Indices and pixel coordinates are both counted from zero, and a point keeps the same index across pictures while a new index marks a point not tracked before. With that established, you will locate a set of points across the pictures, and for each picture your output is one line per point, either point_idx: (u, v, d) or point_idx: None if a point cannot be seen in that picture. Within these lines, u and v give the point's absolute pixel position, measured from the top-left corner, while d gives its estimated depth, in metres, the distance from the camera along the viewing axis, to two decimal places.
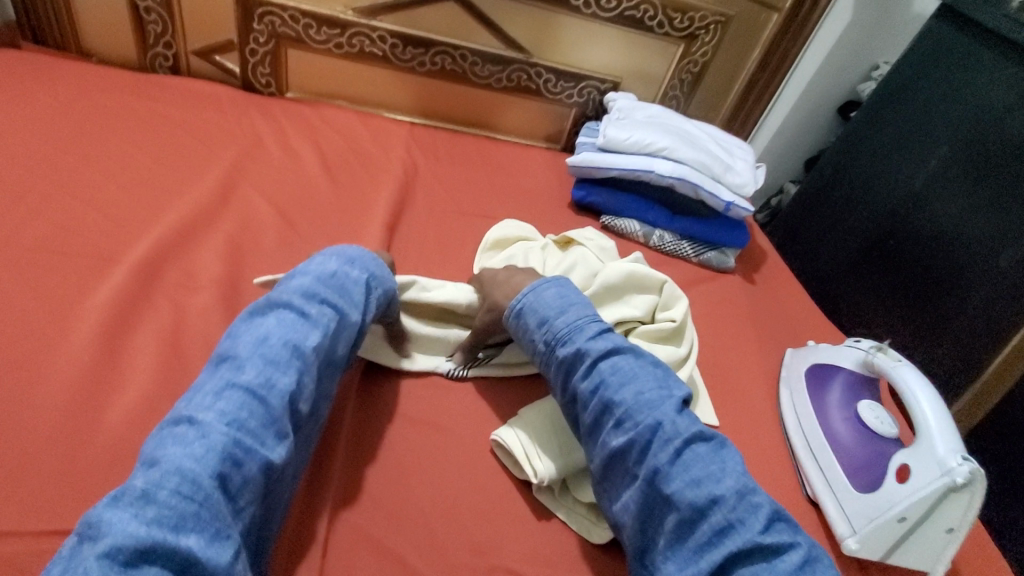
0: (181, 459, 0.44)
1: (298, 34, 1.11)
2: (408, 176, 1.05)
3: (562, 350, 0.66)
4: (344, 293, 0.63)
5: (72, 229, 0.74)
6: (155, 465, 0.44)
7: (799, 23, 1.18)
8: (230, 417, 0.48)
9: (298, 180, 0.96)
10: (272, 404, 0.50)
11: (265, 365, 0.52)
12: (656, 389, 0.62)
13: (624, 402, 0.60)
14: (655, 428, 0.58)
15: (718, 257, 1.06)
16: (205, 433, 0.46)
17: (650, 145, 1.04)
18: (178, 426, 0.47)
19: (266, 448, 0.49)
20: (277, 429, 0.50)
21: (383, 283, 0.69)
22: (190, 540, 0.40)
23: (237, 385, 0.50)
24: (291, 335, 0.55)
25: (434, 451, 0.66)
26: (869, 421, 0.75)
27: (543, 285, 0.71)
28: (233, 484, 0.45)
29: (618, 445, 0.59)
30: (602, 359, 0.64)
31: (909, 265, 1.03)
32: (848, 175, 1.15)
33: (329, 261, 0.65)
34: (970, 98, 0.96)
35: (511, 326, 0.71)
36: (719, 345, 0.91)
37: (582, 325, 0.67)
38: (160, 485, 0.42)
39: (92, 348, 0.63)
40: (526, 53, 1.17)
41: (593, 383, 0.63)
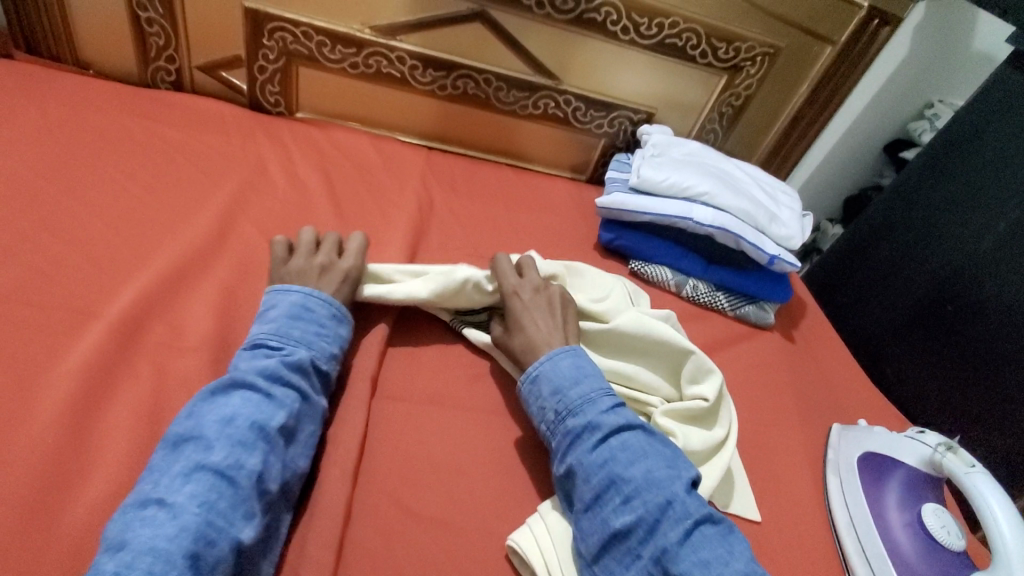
0: (154, 540, 0.43)
1: (311, 52, 1.03)
2: (422, 211, 0.97)
3: (572, 421, 0.61)
4: (306, 372, 0.60)
5: (47, 275, 0.67)
6: (123, 548, 0.43)
7: (854, 57, 1.09)
8: (200, 499, 0.46)
9: (303, 215, 0.88)
10: (243, 483, 0.49)
11: (233, 446, 0.51)
12: (666, 468, 0.58)
13: (634, 480, 0.57)
14: (664, 507, 0.55)
15: (755, 311, 0.97)
16: (176, 514, 0.45)
17: (688, 188, 0.95)
18: (145, 508, 0.46)
19: (237, 529, 0.47)
20: (248, 508, 0.48)
21: (336, 342, 0.65)
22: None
23: (206, 466, 0.48)
24: (256, 414, 0.53)
25: (441, 553, 0.57)
26: (935, 530, 0.66)
27: (561, 354, 0.66)
28: (206, 564, 0.44)
29: (621, 525, 0.54)
30: (612, 435, 0.60)
31: (957, 328, 0.95)
32: (896, 224, 1.07)
33: (288, 332, 0.62)
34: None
35: (523, 392, 0.66)
36: (759, 419, 0.82)
37: (596, 398, 0.63)
38: (130, 569, 0.42)
39: (57, 425, 0.55)
40: (556, 79, 1.09)
41: (601, 457, 0.58)
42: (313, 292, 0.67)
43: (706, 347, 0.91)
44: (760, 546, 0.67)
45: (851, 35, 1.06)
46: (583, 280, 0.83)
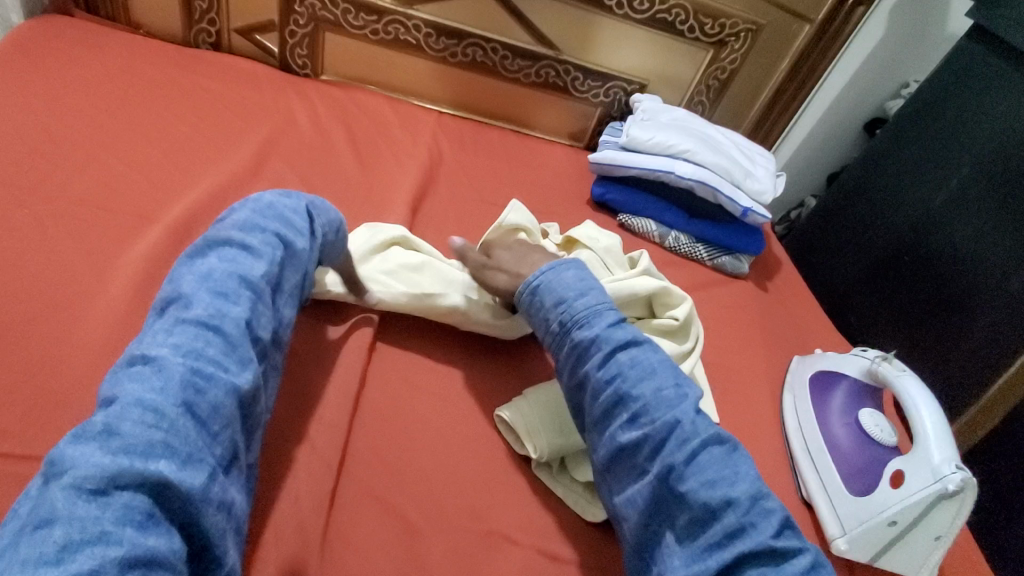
0: (142, 392, 0.40)
1: (336, 18, 1.14)
2: (432, 161, 1.08)
3: (578, 333, 0.63)
4: (285, 222, 0.59)
5: (113, 187, 0.78)
6: (113, 403, 0.40)
7: (830, 35, 1.19)
8: (186, 349, 0.44)
9: (327, 158, 0.99)
10: (230, 332, 0.48)
11: (214, 297, 0.49)
12: (674, 387, 0.60)
13: (642, 397, 0.59)
14: (672, 426, 0.56)
15: (731, 261, 1.07)
16: (162, 367, 0.42)
17: (672, 146, 1.06)
18: (132, 364, 0.43)
19: (232, 375, 0.46)
20: (241, 355, 0.48)
21: (331, 211, 0.67)
22: (161, 466, 0.37)
23: (188, 318, 0.46)
24: (235, 266, 0.52)
25: (441, 419, 0.68)
26: (870, 428, 0.75)
27: (564, 266, 0.69)
28: (202, 410, 0.42)
29: (629, 440, 0.57)
30: (619, 350, 0.62)
31: (917, 279, 1.05)
32: (867, 186, 1.15)
33: (266, 192, 0.62)
34: (985, 121, 0.98)
35: (523, 302, 0.69)
36: (727, 347, 0.92)
37: (601, 311, 0.64)
38: (120, 419, 0.38)
39: (126, 298, 0.66)
40: (556, 50, 1.19)
41: (609, 373, 0.61)
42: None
43: (684, 288, 1.01)
44: None
45: (827, 14, 1.16)
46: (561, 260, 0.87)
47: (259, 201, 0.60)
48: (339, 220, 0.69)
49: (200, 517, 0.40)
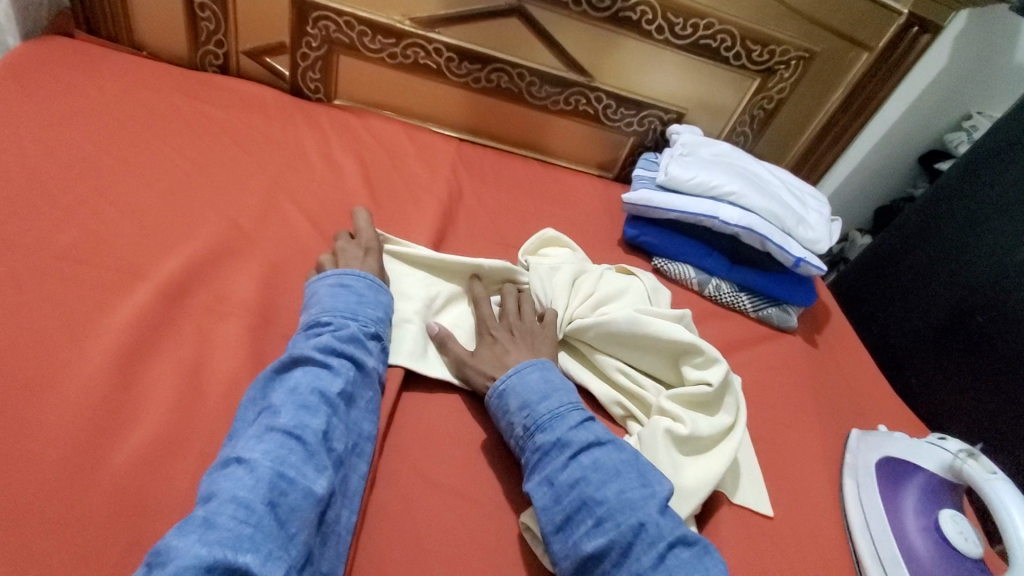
0: (235, 489, 0.47)
1: (352, 41, 1.06)
2: (451, 197, 0.99)
3: (541, 436, 0.61)
4: (359, 342, 0.64)
5: (101, 237, 0.71)
6: (211, 499, 0.47)
7: (892, 63, 1.08)
8: (273, 455, 0.51)
9: (338, 196, 0.91)
10: (310, 442, 0.53)
11: (298, 409, 0.55)
12: (640, 487, 0.57)
13: (606, 501, 0.56)
14: (637, 529, 0.54)
15: (779, 314, 0.97)
16: (252, 468, 0.49)
17: (715, 188, 0.96)
18: (227, 466, 0.50)
19: (309, 479, 0.51)
20: (319, 462, 0.52)
21: (387, 313, 0.70)
22: (247, 559, 0.44)
23: (276, 427, 0.53)
24: (317, 381, 0.58)
25: (458, 523, 0.59)
26: (953, 536, 0.66)
27: (528, 367, 0.66)
28: (282, 510, 0.48)
29: (593, 548, 0.53)
30: (582, 452, 0.59)
31: (987, 342, 0.93)
32: (927, 236, 1.06)
33: (334, 314, 0.65)
34: None
35: (490, 406, 0.66)
36: (777, 419, 0.82)
37: (564, 412, 0.62)
38: (217, 514, 0.45)
39: (104, 374, 0.58)
40: (588, 76, 1.10)
41: (571, 477, 0.57)
42: (348, 271, 0.71)
43: (728, 345, 0.91)
44: (771, 540, 0.67)
45: (888, 42, 1.05)
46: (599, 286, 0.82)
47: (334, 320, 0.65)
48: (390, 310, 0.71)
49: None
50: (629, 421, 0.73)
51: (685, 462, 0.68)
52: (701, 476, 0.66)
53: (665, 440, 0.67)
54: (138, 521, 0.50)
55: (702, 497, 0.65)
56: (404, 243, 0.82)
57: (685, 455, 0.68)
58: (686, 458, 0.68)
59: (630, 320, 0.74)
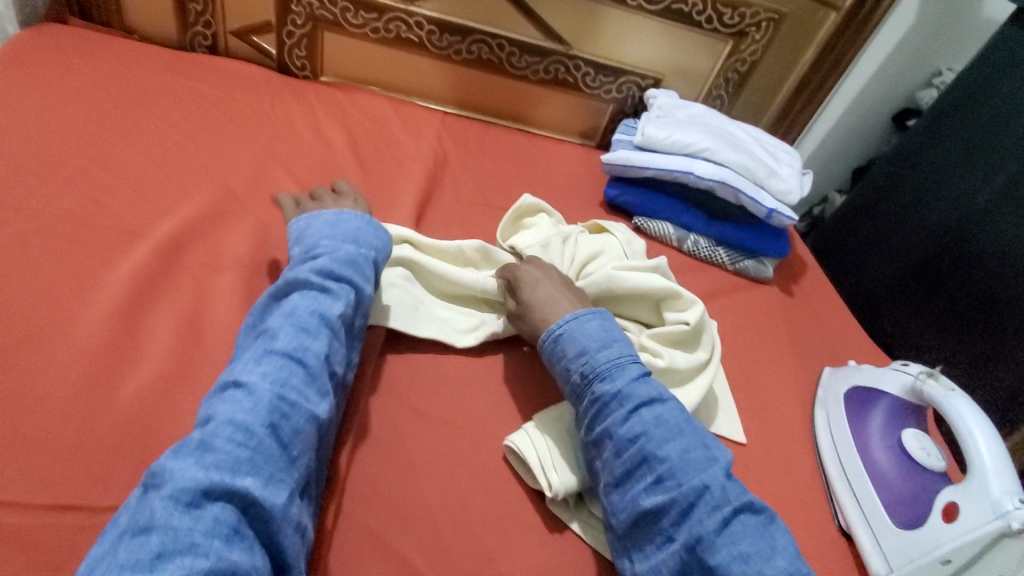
0: (234, 412, 0.49)
1: (335, 17, 1.10)
2: (437, 163, 1.03)
3: (600, 387, 0.60)
4: (357, 267, 0.66)
5: (101, 201, 0.75)
6: (210, 422, 0.49)
7: (859, 22, 1.11)
8: (273, 377, 0.53)
9: (327, 164, 0.95)
10: (309, 364, 0.55)
11: (297, 333, 0.57)
12: (703, 450, 0.56)
13: (668, 460, 0.55)
14: (700, 491, 0.53)
15: (755, 265, 1.01)
16: (252, 393, 0.51)
17: (690, 145, 1.00)
18: (225, 390, 0.52)
19: (309, 402, 0.53)
20: (318, 386, 0.55)
21: (388, 246, 0.72)
22: (247, 482, 0.45)
23: (275, 351, 0.55)
24: (316, 305, 0.60)
25: (447, 450, 0.63)
26: (914, 451, 0.68)
27: (588, 315, 0.65)
28: (283, 433, 0.50)
29: (652, 504, 0.54)
30: (643, 407, 0.58)
31: (958, 283, 0.98)
32: (898, 185, 1.09)
33: (335, 240, 0.67)
34: None
35: (546, 349, 0.65)
36: (752, 359, 0.86)
37: (625, 364, 0.61)
38: (214, 438, 0.47)
39: (110, 321, 0.62)
40: (566, 45, 1.14)
41: (632, 431, 0.57)
42: (343, 209, 0.73)
43: (705, 295, 0.95)
44: (745, 463, 0.71)
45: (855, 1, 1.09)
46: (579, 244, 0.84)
47: (331, 247, 0.67)
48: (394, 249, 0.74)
49: (278, 531, 0.46)
50: None
51: None
52: None
53: None
54: (147, 446, 0.54)
55: None
56: None
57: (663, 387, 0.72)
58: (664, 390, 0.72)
59: (608, 278, 0.76)
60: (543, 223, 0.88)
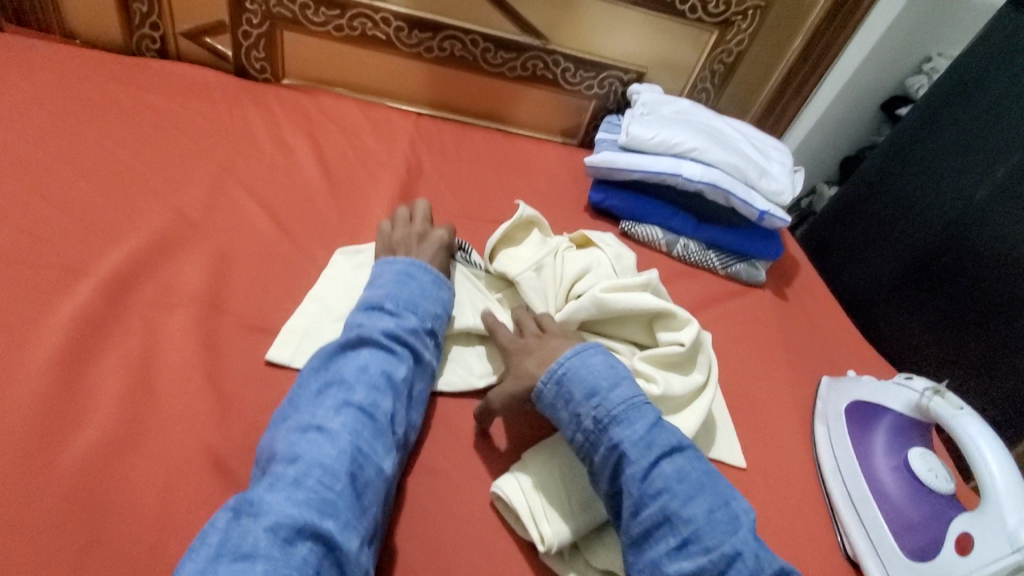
0: (320, 455, 0.50)
1: (295, 15, 1.02)
2: (410, 172, 0.96)
3: (619, 433, 0.55)
4: (418, 329, 0.63)
5: (36, 234, 0.67)
6: (297, 461, 0.49)
7: (846, 11, 1.07)
8: (350, 428, 0.52)
9: (290, 178, 0.88)
10: (381, 420, 0.54)
11: (370, 388, 0.56)
12: (726, 507, 0.53)
13: (693, 520, 0.51)
14: (731, 558, 0.50)
15: (747, 269, 0.97)
16: (333, 438, 0.51)
17: (678, 145, 0.95)
18: (307, 432, 0.52)
19: (380, 457, 0.53)
20: (388, 443, 0.54)
21: (437, 304, 0.68)
22: (330, 525, 0.46)
23: (352, 403, 0.54)
24: (385, 365, 0.58)
25: (429, 499, 0.58)
26: (922, 473, 0.65)
27: (590, 350, 0.61)
28: (360, 482, 0.50)
29: (678, 572, 0.50)
30: (663, 458, 0.55)
31: (955, 283, 0.95)
32: (890, 182, 1.06)
33: (396, 297, 0.65)
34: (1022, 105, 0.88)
35: (549, 393, 0.60)
36: (749, 373, 0.82)
37: (642, 407, 0.57)
38: (305, 475, 0.48)
39: (48, 375, 0.55)
40: (544, 39, 1.07)
41: (653, 486, 0.53)
42: (416, 262, 0.70)
43: (697, 305, 0.91)
44: (745, 490, 0.67)
45: None
46: (568, 259, 0.79)
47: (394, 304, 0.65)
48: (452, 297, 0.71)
49: None
50: None
51: None
52: None
53: None
54: (94, 522, 0.48)
55: None
56: (357, 250, 0.77)
57: None
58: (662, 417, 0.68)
59: (598, 301, 0.71)
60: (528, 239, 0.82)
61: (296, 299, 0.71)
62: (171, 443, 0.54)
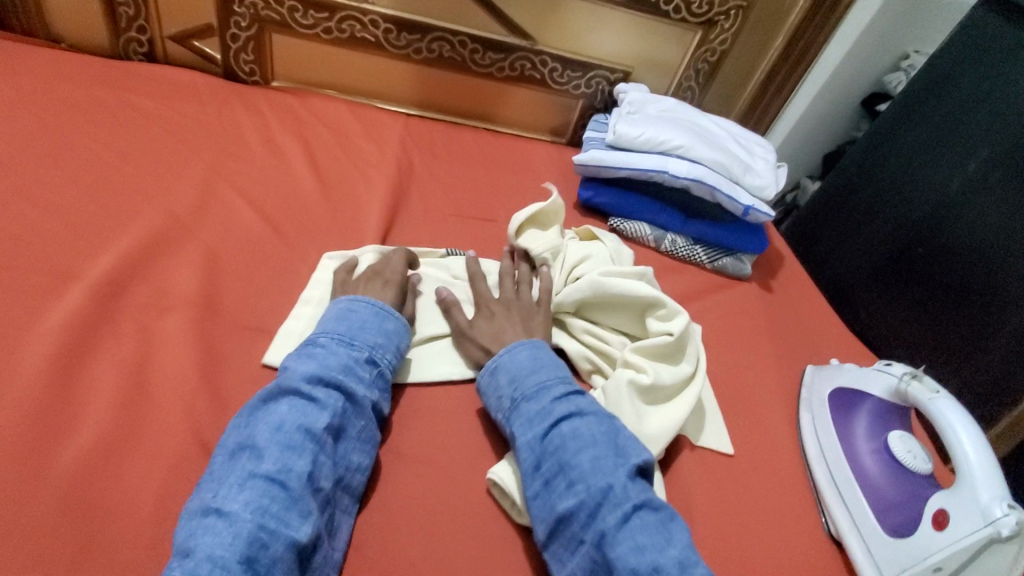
0: (213, 546, 0.45)
1: (283, 18, 1.03)
2: (401, 171, 0.97)
3: (527, 407, 0.61)
4: (350, 370, 0.60)
5: (28, 238, 0.68)
6: (189, 555, 0.45)
7: (825, 12, 1.10)
8: (254, 505, 0.48)
9: (281, 180, 0.88)
10: (293, 487, 0.50)
11: (282, 450, 0.52)
12: (613, 455, 0.56)
13: (579, 465, 0.55)
14: (604, 491, 0.54)
15: (733, 263, 0.99)
16: (233, 522, 0.47)
17: (664, 143, 0.97)
18: (206, 516, 0.47)
19: (293, 527, 0.48)
20: (303, 507, 0.50)
21: (394, 340, 0.66)
22: None
23: (258, 474, 0.50)
24: (302, 419, 0.54)
25: (425, 491, 0.59)
26: (901, 454, 0.67)
27: (520, 345, 0.66)
28: (262, 566, 0.45)
29: (565, 508, 0.53)
30: (562, 420, 0.59)
31: (930, 269, 0.98)
32: (873, 174, 1.09)
33: (329, 337, 0.62)
34: (995, 98, 0.91)
35: (482, 383, 0.66)
36: (736, 364, 0.84)
37: (550, 385, 0.62)
38: (194, 574, 0.43)
39: (44, 377, 0.56)
40: (531, 40, 1.09)
41: (551, 444, 0.57)
42: (357, 298, 0.67)
43: (684, 297, 0.93)
44: (733, 476, 0.69)
45: None
46: (570, 249, 0.82)
47: (325, 349, 0.61)
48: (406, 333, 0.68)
49: None
50: (595, 375, 0.73)
51: (648, 411, 0.69)
52: (663, 424, 0.67)
53: (629, 390, 0.67)
54: (92, 520, 0.49)
55: (666, 441, 0.66)
56: (344, 251, 0.77)
57: (649, 404, 0.69)
58: (650, 406, 0.69)
59: (594, 284, 0.74)
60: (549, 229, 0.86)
61: (289, 299, 0.72)
62: (168, 441, 0.55)
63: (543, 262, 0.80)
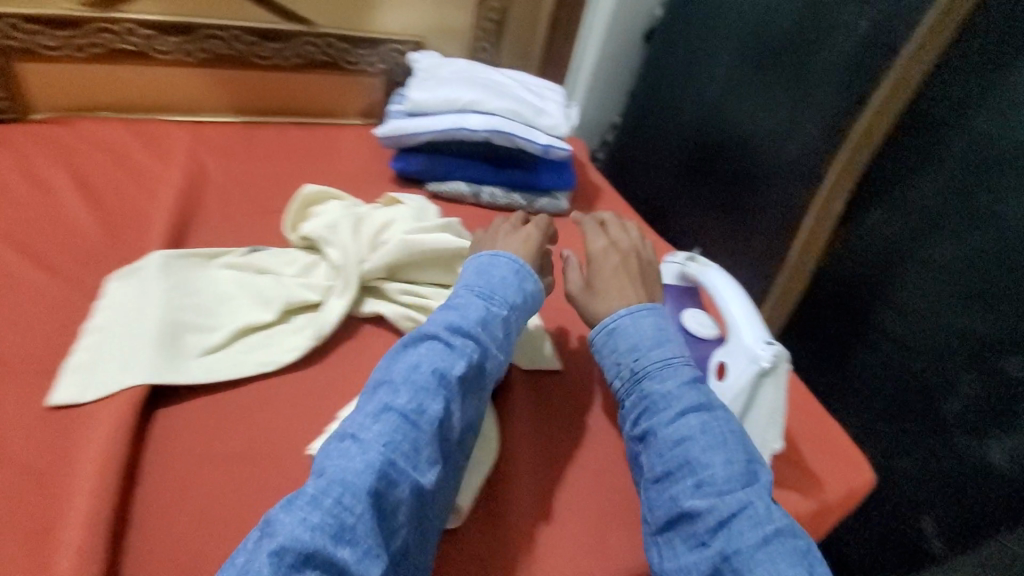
0: (345, 471, 0.48)
1: (19, 42, 0.93)
2: (193, 178, 0.92)
3: (649, 384, 0.62)
4: (485, 324, 0.61)
5: None
6: (322, 475, 0.49)
7: None
8: (387, 441, 0.51)
9: (50, 213, 0.81)
10: (424, 429, 0.53)
11: (417, 391, 0.55)
12: (745, 462, 0.56)
13: (711, 467, 0.55)
14: (743, 505, 0.53)
15: (550, 202, 1.06)
16: (365, 450, 0.50)
17: (456, 101, 1.00)
18: (342, 441, 0.52)
19: (419, 471, 0.52)
20: (428, 454, 0.53)
21: (529, 302, 0.67)
22: (344, 553, 0.45)
23: (393, 408, 0.53)
24: (438, 363, 0.57)
25: (247, 483, 0.58)
26: (692, 327, 0.75)
27: (644, 312, 0.66)
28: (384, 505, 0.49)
29: (691, 507, 0.54)
30: (691, 411, 0.59)
31: (713, 167, 1.18)
32: (656, 100, 1.28)
33: (466, 289, 0.64)
34: (726, 13, 1.11)
35: (597, 342, 0.67)
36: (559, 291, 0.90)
37: (677, 364, 0.62)
38: (325, 494, 0.47)
39: None
40: (309, 24, 1.07)
41: (678, 433, 0.58)
42: (498, 253, 0.68)
43: None
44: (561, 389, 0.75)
45: None
46: (376, 215, 0.82)
47: (464, 302, 0.63)
48: (534, 298, 0.68)
49: None
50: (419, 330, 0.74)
51: None
52: None
53: None
54: None
55: None
56: (132, 266, 0.71)
57: None
58: None
59: (402, 245, 0.75)
60: (332, 208, 0.83)
61: (69, 333, 0.67)
62: None
63: (320, 239, 0.78)
